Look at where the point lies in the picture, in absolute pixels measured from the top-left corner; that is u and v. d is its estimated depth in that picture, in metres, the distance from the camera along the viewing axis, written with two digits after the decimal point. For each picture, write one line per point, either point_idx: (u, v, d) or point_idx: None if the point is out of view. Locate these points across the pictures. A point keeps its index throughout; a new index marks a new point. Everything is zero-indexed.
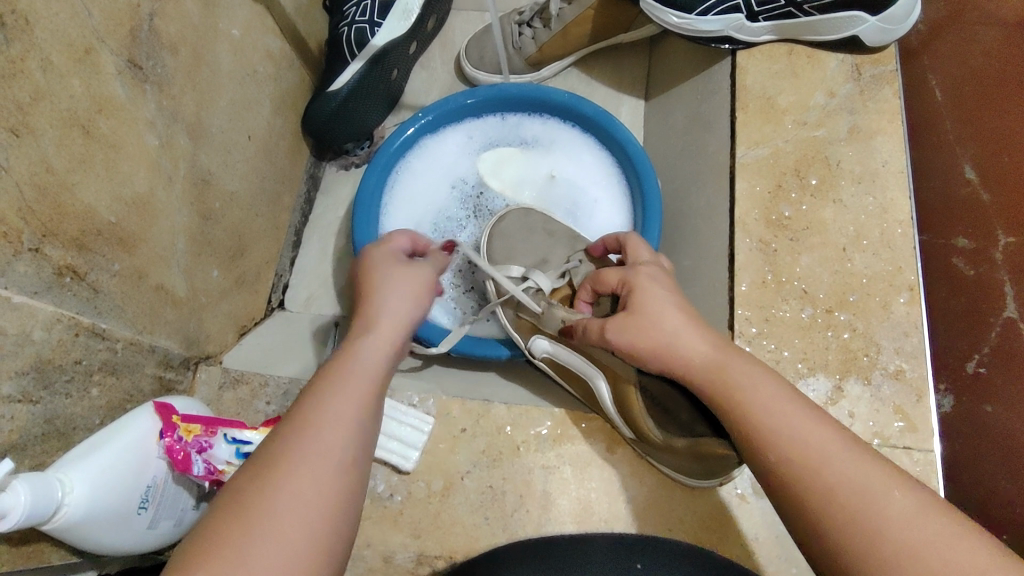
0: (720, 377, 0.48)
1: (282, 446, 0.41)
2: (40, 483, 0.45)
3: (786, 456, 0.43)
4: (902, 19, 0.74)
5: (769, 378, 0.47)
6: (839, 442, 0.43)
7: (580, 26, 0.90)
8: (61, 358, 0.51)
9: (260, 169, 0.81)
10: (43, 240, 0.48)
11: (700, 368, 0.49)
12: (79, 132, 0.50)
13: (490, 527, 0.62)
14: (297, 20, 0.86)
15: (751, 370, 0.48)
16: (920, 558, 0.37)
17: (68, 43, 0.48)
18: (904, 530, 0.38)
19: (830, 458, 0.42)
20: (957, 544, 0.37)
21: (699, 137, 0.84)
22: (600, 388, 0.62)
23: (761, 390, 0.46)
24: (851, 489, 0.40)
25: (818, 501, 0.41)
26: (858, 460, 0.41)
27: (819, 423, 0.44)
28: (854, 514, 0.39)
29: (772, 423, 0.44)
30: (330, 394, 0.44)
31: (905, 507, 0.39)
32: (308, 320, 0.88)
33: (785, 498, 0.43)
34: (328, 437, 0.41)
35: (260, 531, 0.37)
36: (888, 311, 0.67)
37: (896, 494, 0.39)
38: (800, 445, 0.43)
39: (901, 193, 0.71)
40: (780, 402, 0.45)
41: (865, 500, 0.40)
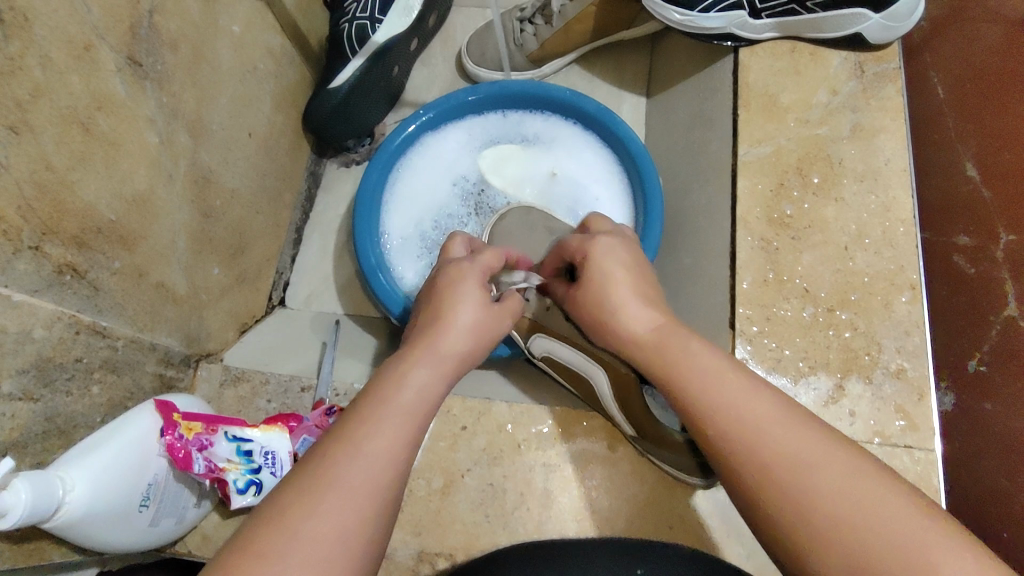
0: (662, 354, 0.47)
1: (322, 475, 0.38)
2: (42, 481, 0.45)
3: (728, 433, 0.42)
4: (906, 16, 0.74)
5: (708, 350, 0.46)
6: (774, 411, 0.42)
7: (582, 23, 0.89)
8: (62, 356, 0.51)
9: (261, 166, 0.81)
10: (43, 238, 0.47)
11: (642, 343, 0.50)
12: (79, 129, 0.50)
13: (490, 525, 0.62)
14: (298, 17, 0.85)
15: (693, 345, 0.47)
16: (851, 528, 0.36)
17: (67, 39, 0.48)
18: (834, 499, 0.37)
19: (763, 425, 0.41)
20: (887, 509, 0.36)
21: (702, 134, 0.84)
22: (598, 382, 0.63)
23: (695, 361, 0.46)
24: (786, 461, 0.39)
25: (756, 475, 0.40)
26: (795, 433, 0.40)
27: (756, 391, 0.43)
28: (792, 484, 0.39)
29: (713, 400, 0.43)
30: (379, 422, 0.40)
31: (835, 474, 0.38)
32: (309, 317, 0.88)
33: (729, 477, 0.42)
34: (373, 471, 0.38)
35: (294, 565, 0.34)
36: (890, 310, 0.66)
37: (834, 471, 0.38)
38: (735, 420, 0.42)
39: (903, 192, 0.71)
40: (717, 373, 0.44)
41: (803, 472, 0.39)
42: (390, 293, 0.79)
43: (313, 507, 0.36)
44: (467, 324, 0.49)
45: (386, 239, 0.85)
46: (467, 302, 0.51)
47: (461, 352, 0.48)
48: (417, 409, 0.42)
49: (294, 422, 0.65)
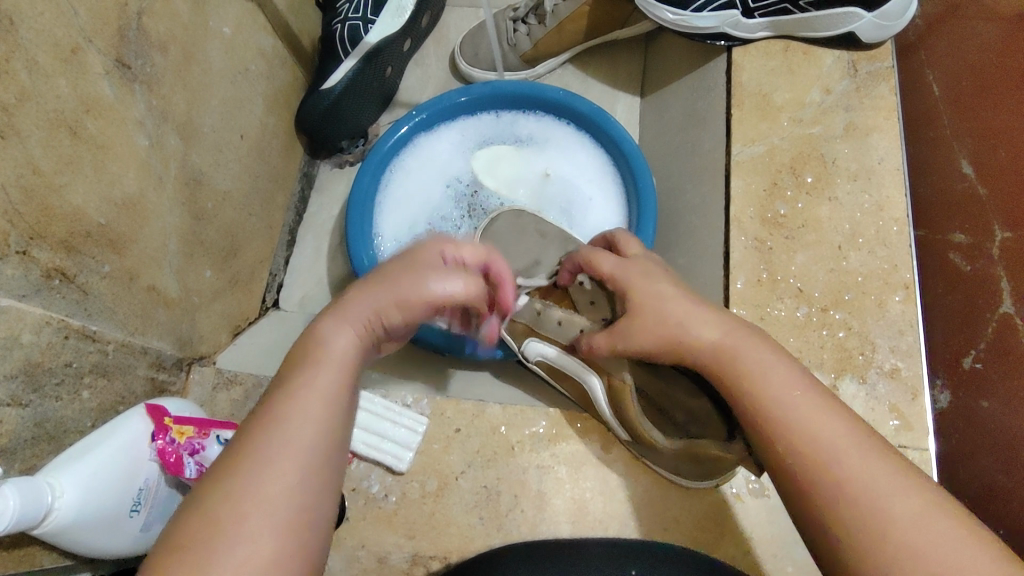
0: (737, 362, 0.48)
1: (247, 447, 0.38)
2: (30, 487, 0.45)
3: (794, 449, 0.43)
4: (899, 15, 0.74)
5: (783, 364, 0.47)
6: (847, 435, 0.42)
7: (575, 22, 0.89)
8: (51, 361, 0.50)
9: (253, 168, 0.80)
10: (30, 242, 0.47)
11: (705, 351, 0.49)
12: (67, 132, 0.50)
13: (484, 528, 0.62)
14: (290, 17, 0.85)
15: (766, 359, 0.47)
16: (919, 556, 0.37)
17: (54, 43, 0.47)
18: (912, 529, 0.38)
19: (839, 450, 0.42)
20: (961, 544, 0.37)
21: (695, 133, 0.83)
22: (593, 389, 0.62)
23: (773, 375, 0.46)
24: (858, 486, 0.40)
25: (822, 492, 0.41)
26: (867, 457, 0.41)
27: (831, 414, 0.44)
28: (864, 511, 0.39)
29: (786, 415, 0.44)
30: (295, 391, 0.40)
31: (910, 502, 0.39)
32: (302, 319, 0.87)
33: (797, 492, 0.43)
34: (298, 438, 0.38)
35: (223, 543, 0.35)
36: (884, 309, 0.66)
37: (904, 502, 0.39)
38: (806, 432, 0.43)
39: (897, 191, 0.71)
40: (790, 390, 0.45)
41: (874, 498, 0.40)
42: None
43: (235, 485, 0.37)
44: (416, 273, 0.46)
45: (379, 241, 0.85)
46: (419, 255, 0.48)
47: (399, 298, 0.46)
48: (344, 365, 0.42)
49: None
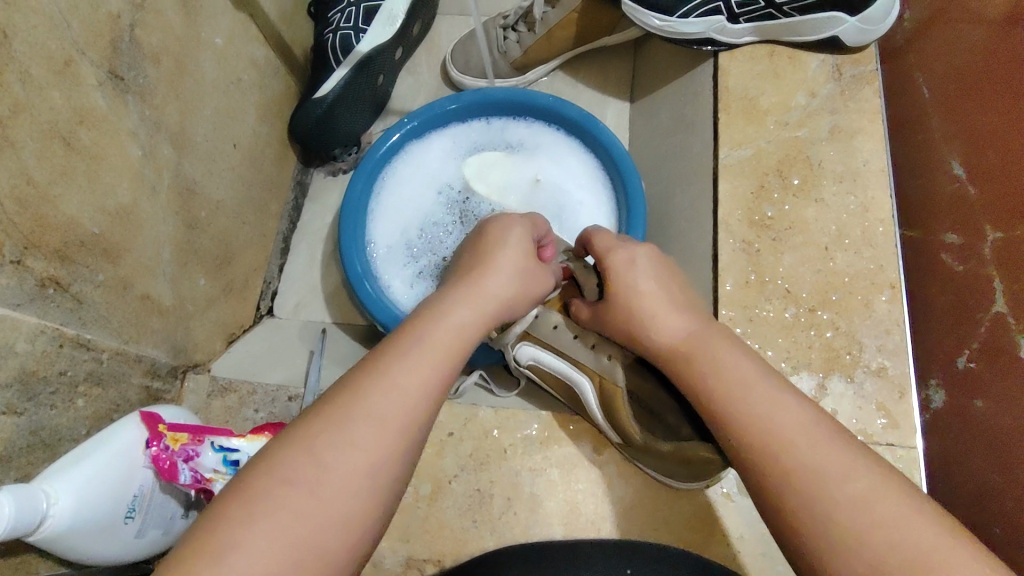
0: (703, 356, 0.51)
1: (343, 402, 0.42)
2: (26, 495, 0.45)
3: (748, 435, 0.45)
4: (881, 19, 0.75)
5: (743, 355, 0.50)
6: (805, 422, 0.44)
7: (564, 29, 0.90)
8: (46, 369, 0.51)
9: (246, 177, 0.81)
10: (24, 252, 0.48)
11: (675, 350, 0.54)
12: (60, 144, 0.50)
13: (478, 531, 0.62)
14: (281, 27, 0.86)
15: (727, 350, 0.51)
16: (863, 538, 0.39)
17: (47, 55, 0.48)
18: (860, 512, 0.39)
19: (791, 439, 0.43)
20: (907, 526, 0.38)
21: (683, 138, 0.84)
22: (585, 392, 0.63)
23: (731, 369, 0.49)
24: (809, 472, 0.42)
25: (777, 476, 0.43)
26: (816, 441, 0.43)
27: (791, 404, 0.45)
28: (815, 494, 0.41)
29: (739, 404, 0.47)
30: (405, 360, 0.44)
31: (858, 485, 0.41)
32: (297, 326, 0.88)
33: (755, 479, 0.44)
34: (389, 404, 0.42)
35: (311, 487, 0.38)
36: (871, 310, 0.67)
37: (850, 484, 0.41)
38: (760, 413, 0.45)
39: (881, 192, 0.72)
40: (747, 382, 0.48)
41: (818, 481, 0.41)
42: (375, 302, 0.79)
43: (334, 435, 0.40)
44: (505, 264, 0.55)
45: (373, 249, 0.86)
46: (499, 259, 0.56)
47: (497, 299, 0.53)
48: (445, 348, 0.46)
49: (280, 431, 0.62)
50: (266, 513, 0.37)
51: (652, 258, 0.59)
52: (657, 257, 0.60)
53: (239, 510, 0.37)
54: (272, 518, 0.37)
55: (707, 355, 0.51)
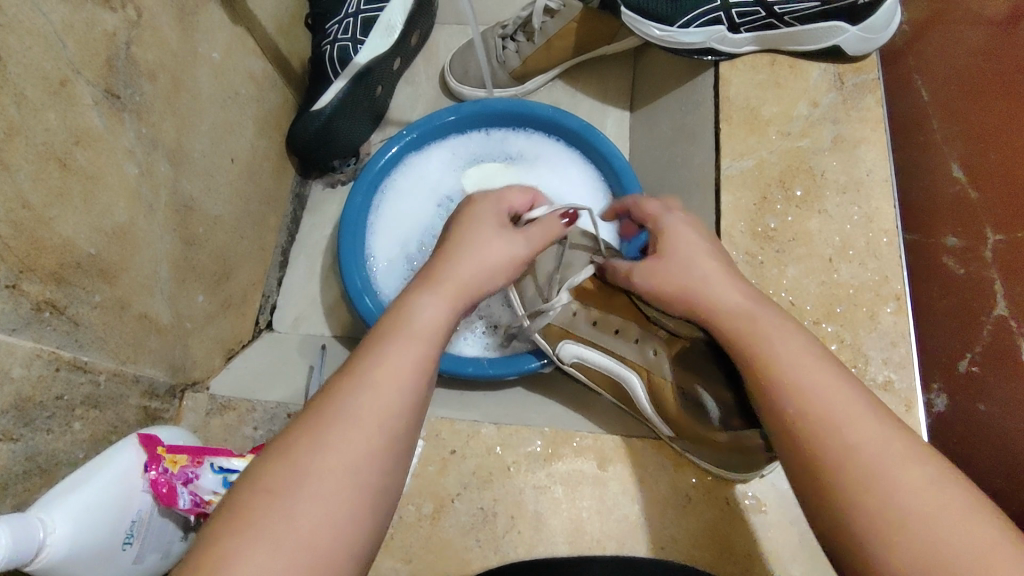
0: (760, 332, 0.50)
1: (331, 405, 0.41)
2: (22, 525, 0.44)
3: (818, 412, 0.43)
4: (883, 28, 0.75)
5: (801, 336, 0.49)
6: (868, 407, 0.43)
7: (563, 38, 0.90)
8: (42, 394, 0.50)
9: (245, 191, 0.80)
10: (20, 276, 0.47)
11: (730, 322, 0.51)
12: (56, 165, 0.50)
13: (481, 550, 0.61)
14: (279, 40, 0.85)
15: (785, 329, 0.49)
16: (933, 522, 0.38)
17: (42, 76, 0.48)
18: (921, 496, 0.39)
19: (853, 420, 0.43)
20: (968, 513, 0.38)
21: (685, 147, 0.84)
22: (634, 387, 0.64)
23: (793, 345, 0.47)
24: (875, 452, 0.41)
25: (834, 453, 0.42)
26: (882, 425, 0.42)
27: (848, 388, 0.44)
28: (876, 476, 0.40)
29: (807, 381, 0.45)
30: (387, 352, 0.44)
31: (926, 473, 0.40)
32: (296, 340, 0.87)
33: (810, 451, 0.43)
34: (379, 400, 0.41)
35: (304, 493, 0.38)
36: (875, 322, 0.67)
37: (916, 470, 0.40)
38: (830, 395, 0.44)
39: (885, 203, 0.71)
40: (808, 361, 0.46)
41: (887, 463, 0.40)
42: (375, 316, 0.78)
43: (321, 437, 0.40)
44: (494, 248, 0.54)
45: (372, 262, 0.85)
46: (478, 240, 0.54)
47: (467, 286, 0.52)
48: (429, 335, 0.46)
49: None
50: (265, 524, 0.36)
51: (690, 224, 0.59)
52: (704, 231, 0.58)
53: (232, 533, 0.36)
54: (266, 531, 0.36)
55: (763, 333, 0.49)
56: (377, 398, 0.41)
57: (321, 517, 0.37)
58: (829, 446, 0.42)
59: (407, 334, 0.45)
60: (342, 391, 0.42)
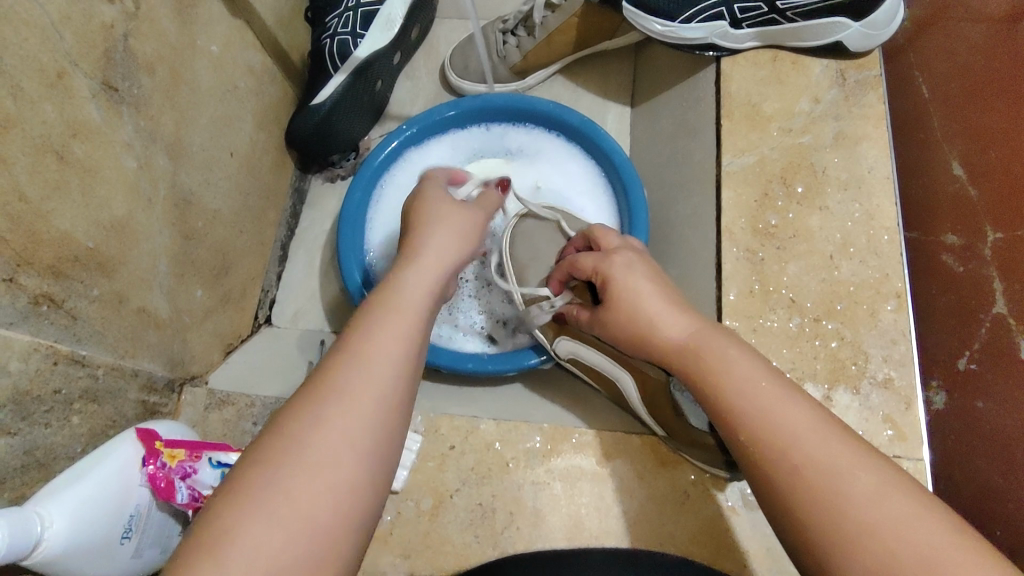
0: (703, 351, 0.49)
1: (325, 379, 0.41)
2: (20, 519, 0.44)
3: (757, 435, 0.43)
4: (886, 24, 0.74)
5: (744, 353, 0.47)
6: (810, 422, 0.43)
7: (565, 34, 0.89)
8: (39, 388, 0.50)
9: (244, 185, 0.80)
10: (17, 270, 0.47)
11: (679, 350, 0.50)
12: (53, 157, 0.49)
13: (480, 546, 0.61)
14: (278, 33, 0.85)
15: (729, 349, 0.48)
16: (876, 537, 0.38)
17: (39, 68, 0.47)
18: (867, 508, 0.38)
19: (800, 437, 0.42)
20: (914, 523, 0.38)
21: (686, 143, 0.84)
22: (626, 387, 0.64)
23: (734, 366, 0.46)
24: (818, 470, 0.40)
25: (784, 475, 0.41)
26: (825, 440, 0.42)
27: (795, 404, 0.44)
28: (819, 494, 0.40)
29: (748, 404, 0.44)
30: (380, 328, 0.44)
31: (868, 485, 0.39)
32: (295, 335, 0.87)
33: (757, 476, 0.43)
34: (374, 375, 0.41)
35: (299, 465, 0.38)
36: (876, 319, 0.66)
37: (856, 484, 0.39)
38: (768, 414, 0.44)
39: (887, 200, 0.71)
40: (751, 379, 0.46)
41: (828, 480, 0.40)
42: None
43: (313, 412, 0.40)
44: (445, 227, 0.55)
45: (371, 258, 0.85)
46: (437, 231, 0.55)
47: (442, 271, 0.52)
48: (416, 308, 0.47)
49: None
50: (249, 503, 0.36)
51: (642, 264, 0.58)
52: (651, 265, 0.58)
53: (230, 507, 0.36)
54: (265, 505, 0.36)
55: (707, 350, 0.49)
56: (369, 371, 0.41)
57: (318, 486, 0.37)
58: (770, 468, 0.42)
59: (394, 309, 0.46)
60: (336, 368, 0.42)
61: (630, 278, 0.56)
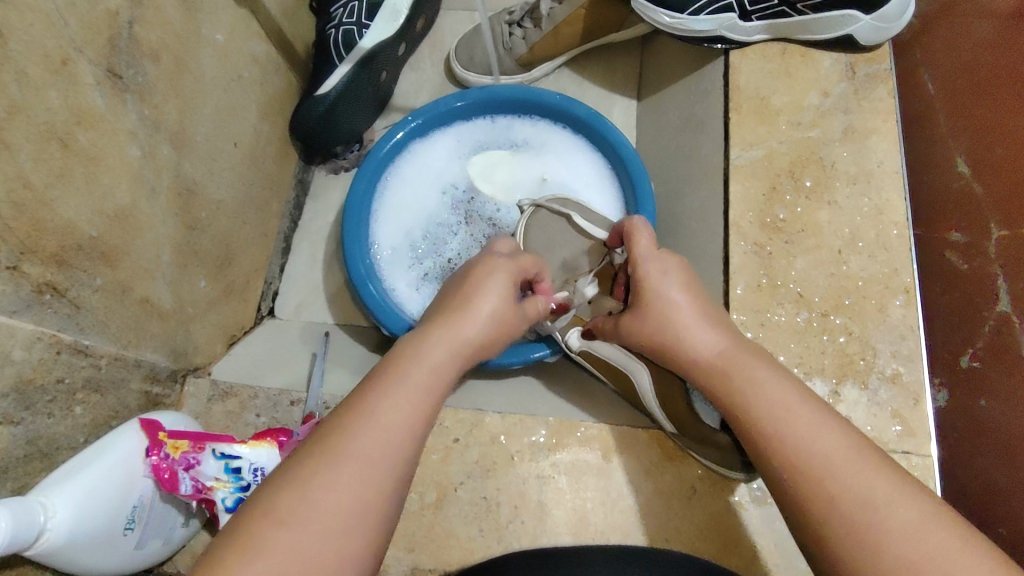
0: (737, 375, 0.48)
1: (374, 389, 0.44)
2: (23, 509, 0.44)
3: (793, 461, 0.43)
4: (897, 18, 0.74)
5: (779, 377, 0.47)
6: (846, 447, 0.42)
7: (572, 26, 0.89)
8: (43, 377, 0.49)
9: (248, 176, 0.79)
10: (21, 258, 0.46)
11: (707, 367, 0.50)
12: (57, 144, 0.49)
13: (485, 539, 0.61)
14: (283, 23, 0.84)
15: (760, 372, 0.47)
16: (912, 568, 0.37)
17: (44, 54, 0.47)
18: (905, 541, 0.38)
19: (833, 465, 0.42)
20: (954, 558, 0.37)
21: (693, 138, 0.83)
22: (641, 381, 0.64)
23: (767, 390, 0.46)
24: (853, 497, 0.40)
25: (817, 501, 0.41)
26: (861, 467, 0.41)
27: (828, 430, 0.43)
28: (857, 523, 0.39)
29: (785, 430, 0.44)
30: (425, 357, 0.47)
31: (911, 517, 0.39)
32: (298, 327, 0.87)
33: (784, 491, 0.43)
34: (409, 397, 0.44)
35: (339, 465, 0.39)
36: (885, 314, 0.66)
37: (896, 515, 0.39)
38: (804, 438, 0.43)
39: (896, 194, 0.70)
40: (785, 404, 0.45)
41: (866, 510, 0.39)
42: (380, 305, 0.77)
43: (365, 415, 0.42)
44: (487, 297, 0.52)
45: (376, 250, 0.84)
46: (490, 298, 0.52)
47: (483, 340, 0.50)
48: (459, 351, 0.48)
49: (284, 437, 0.61)
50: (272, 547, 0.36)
51: (676, 266, 0.56)
52: (686, 268, 0.56)
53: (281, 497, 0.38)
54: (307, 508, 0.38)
55: (738, 371, 0.48)
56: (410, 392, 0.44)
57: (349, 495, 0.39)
58: (804, 495, 0.42)
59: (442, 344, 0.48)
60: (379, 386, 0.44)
61: (663, 280, 0.55)
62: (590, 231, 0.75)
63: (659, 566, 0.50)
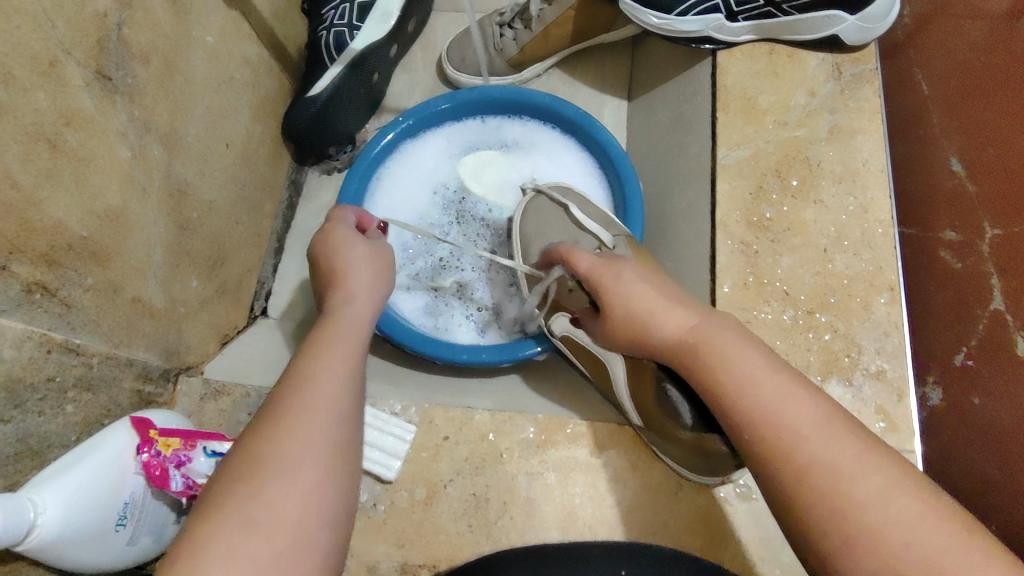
0: (711, 350, 0.48)
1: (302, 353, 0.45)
2: (14, 504, 0.45)
3: (764, 432, 0.43)
4: (881, 18, 0.74)
5: (749, 346, 0.47)
6: (814, 416, 0.42)
7: (561, 27, 0.89)
8: (33, 376, 0.50)
9: (239, 177, 0.80)
10: (10, 257, 0.47)
11: (676, 345, 0.50)
12: (46, 146, 0.49)
13: (474, 535, 0.62)
14: (274, 25, 0.85)
15: (731, 345, 0.47)
16: (879, 535, 0.38)
17: (32, 56, 0.47)
18: (872, 511, 0.39)
19: (804, 436, 0.42)
20: (922, 523, 0.38)
21: (681, 137, 0.84)
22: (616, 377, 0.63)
23: (739, 362, 0.46)
24: (824, 468, 0.40)
25: (789, 474, 0.41)
26: (830, 437, 0.41)
27: (798, 397, 0.44)
28: (826, 492, 0.40)
29: (757, 401, 0.44)
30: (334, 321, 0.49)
31: (876, 486, 0.39)
32: (292, 327, 0.87)
33: (756, 466, 0.44)
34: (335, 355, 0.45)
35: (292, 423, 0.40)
36: (870, 312, 0.67)
37: (865, 484, 0.39)
38: (774, 411, 0.43)
39: (881, 193, 0.71)
40: (756, 376, 0.45)
41: (834, 481, 0.40)
42: None
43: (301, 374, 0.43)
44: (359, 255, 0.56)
45: None
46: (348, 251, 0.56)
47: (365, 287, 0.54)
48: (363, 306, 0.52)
49: None
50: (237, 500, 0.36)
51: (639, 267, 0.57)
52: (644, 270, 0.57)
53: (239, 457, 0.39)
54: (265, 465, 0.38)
55: (708, 344, 0.48)
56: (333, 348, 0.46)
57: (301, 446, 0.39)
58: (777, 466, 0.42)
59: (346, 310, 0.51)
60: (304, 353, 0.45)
61: (627, 277, 0.55)
62: (584, 223, 0.72)
63: (649, 563, 0.51)
